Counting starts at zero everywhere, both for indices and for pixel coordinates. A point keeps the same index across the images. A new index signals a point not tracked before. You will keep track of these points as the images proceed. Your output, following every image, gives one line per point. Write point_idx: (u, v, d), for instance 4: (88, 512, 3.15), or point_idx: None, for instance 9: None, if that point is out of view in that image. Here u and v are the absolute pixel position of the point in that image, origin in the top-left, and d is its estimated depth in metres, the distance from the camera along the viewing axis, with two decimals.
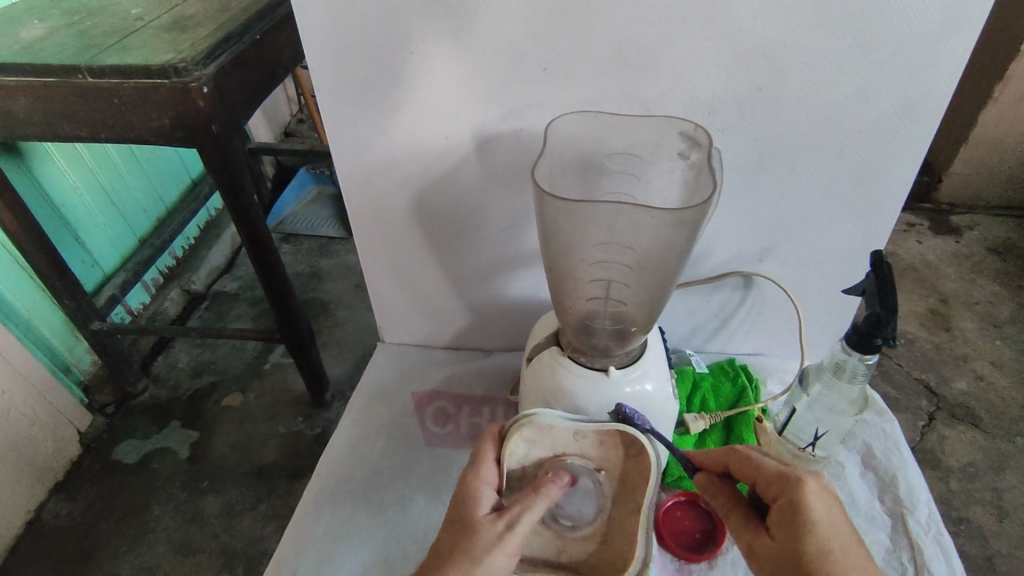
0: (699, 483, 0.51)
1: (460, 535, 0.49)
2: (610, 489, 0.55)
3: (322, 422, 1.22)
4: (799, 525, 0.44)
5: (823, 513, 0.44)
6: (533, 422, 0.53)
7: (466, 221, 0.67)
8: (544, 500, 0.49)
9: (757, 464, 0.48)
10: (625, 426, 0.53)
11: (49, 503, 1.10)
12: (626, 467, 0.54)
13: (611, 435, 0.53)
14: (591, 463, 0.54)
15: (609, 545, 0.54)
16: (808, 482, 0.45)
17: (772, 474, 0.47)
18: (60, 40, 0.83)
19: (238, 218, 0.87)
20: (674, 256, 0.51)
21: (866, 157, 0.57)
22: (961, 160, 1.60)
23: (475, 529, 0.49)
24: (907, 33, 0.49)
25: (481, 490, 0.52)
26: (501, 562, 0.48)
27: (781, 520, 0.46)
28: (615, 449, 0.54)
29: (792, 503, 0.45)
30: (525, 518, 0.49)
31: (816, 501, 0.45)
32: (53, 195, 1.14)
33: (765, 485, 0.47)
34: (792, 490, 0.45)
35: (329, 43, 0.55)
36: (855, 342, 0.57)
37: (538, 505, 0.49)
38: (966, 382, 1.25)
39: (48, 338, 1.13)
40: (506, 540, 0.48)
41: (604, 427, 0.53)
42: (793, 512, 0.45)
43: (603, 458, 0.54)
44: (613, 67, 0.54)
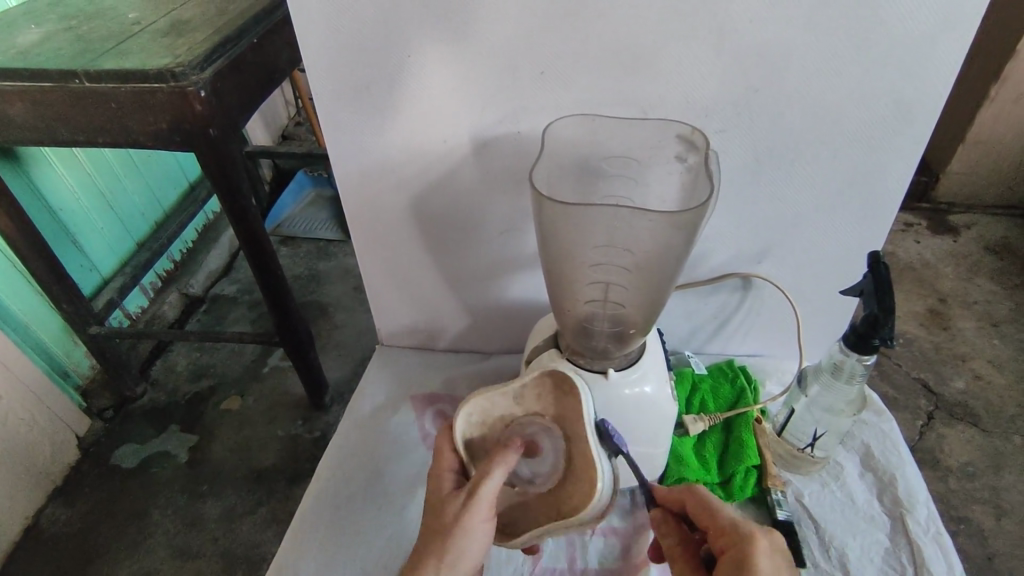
0: (653, 519, 0.52)
1: (431, 522, 0.51)
2: (567, 434, 0.53)
3: (321, 425, 1.22)
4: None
5: (769, 575, 0.44)
6: (477, 398, 0.55)
7: (464, 223, 0.67)
8: (501, 467, 0.50)
9: (716, 512, 0.48)
10: (552, 368, 0.54)
11: (48, 508, 1.10)
12: (567, 405, 0.53)
13: (542, 381, 0.54)
14: (540, 419, 0.54)
15: (575, 481, 0.52)
16: (759, 539, 0.45)
17: (726, 525, 0.47)
18: (57, 44, 0.83)
19: (235, 221, 0.87)
20: (673, 259, 0.51)
21: (862, 158, 0.57)
22: (957, 160, 1.60)
23: (442, 511, 0.50)
24: (903, 35, 0.49)
25: (442, 477, 0.54)
26: (473, 532, 0.49)
27: (724, 571, 0.46)
28: (553, 395, 0.54)
29: (739, 557, 0.45)
30: (483, 485, 0.49)
31: (765, 560, 0.45)
32: (51, 200, 1.14)
33: (719, 535, 0.48)
34: (741, 546, 0.45)
35: (326, 48, 0.55)
36: (853, 342, 0.57)
37: (494, 471, 0.49)
38: (964, 381, 1.26)
39: (46, 343, 1.13)
40: (470, 512, 0.49)
41: (535, 376, 0.54)
42: (738, 566, 0.45)
43: (551, 407, 0.54)
44: (611, 69, 0.54)
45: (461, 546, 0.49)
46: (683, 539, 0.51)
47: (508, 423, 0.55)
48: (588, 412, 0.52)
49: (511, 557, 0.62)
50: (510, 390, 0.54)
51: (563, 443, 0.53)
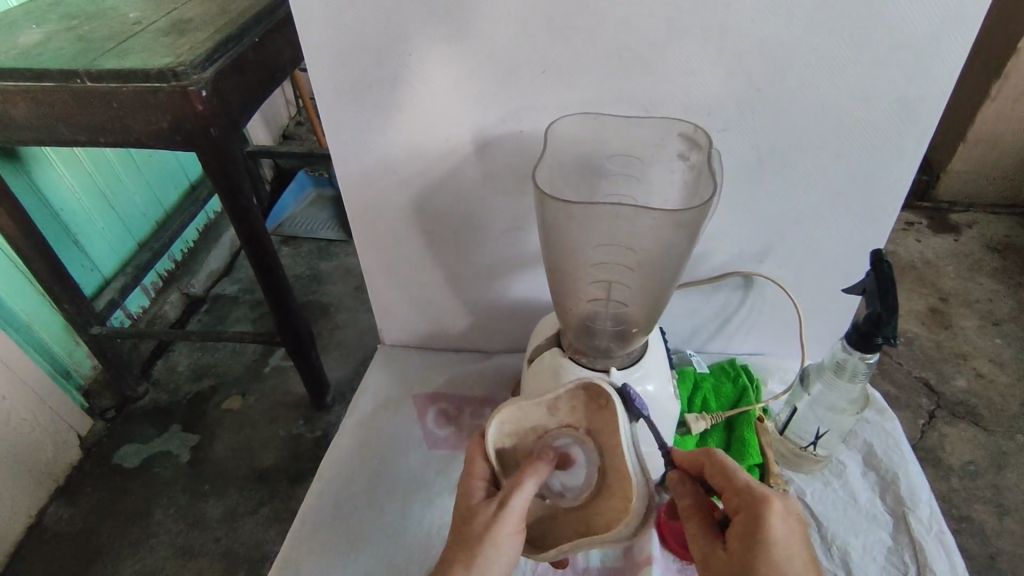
0: (669, 481, 0.51)
1: (460, 529, 0.51)
2: (602, 449, 0.52)
3: (323, 425, 1.22)
4: (759, 542, 0.44)
5: (783, 535, 0.45)
6: (510, 407, 0.54)
7: (466, 222, 0.67)
8: (532, 480, 0.50)
9: (732, 473, 0.48)
10: (587, 379, 0.53)
11: (50, 508, 1.10)
12: (602, 420, 0.52)
13: (577, 395, 0.53)
14: (574, 432, 0.53)
15: (608, 497, 0.51)
16: (774, 501, 0.45)
17: (742, 486, 0.47)
18: (58, 44, 0.83)
19: (237, 220, 0.87)
20: (674, 258, 0.51)
21: (864, 156, 0.57)
22: (958, 158, 1.60)
23: (473, 518, 0.51)
24: (905, 33, 0.49)
25: (473, 484, 0.53)
26: (501, 543, 0.50)
27: (741, 533, 0.46)
28: (587, 408, 0.53)
29: (756, 519, 0.45)
30: (515, 495, 0.50)
31: (779, 521, 0.45)
32: (52, 200, 1.14)
33: (734, 496, 0.47)
34: (757, 508, 0.45)
35: (328, 48, 0.55)
36: (856, 341, 0.57)
37: (525, 483, 0.50)
38: (966, 380, 1.26)
39: (47, 343, 1.13)
40: (502, 522, 0.49)
41: (568, 387, 0.53)
42: (756, 528, 0.45)
43: (586, 420, 0.53)
44: (612, 69, 0.54)
45: (492, 554, 0.49)
46: (698, 499, 0.50)
47: (541, 434, 0.54)
48: (625, 429, 0.51)
49: (514, 557, 0.62)
50: (544, 401, 0.54)
51: (597, 457, 0.52)
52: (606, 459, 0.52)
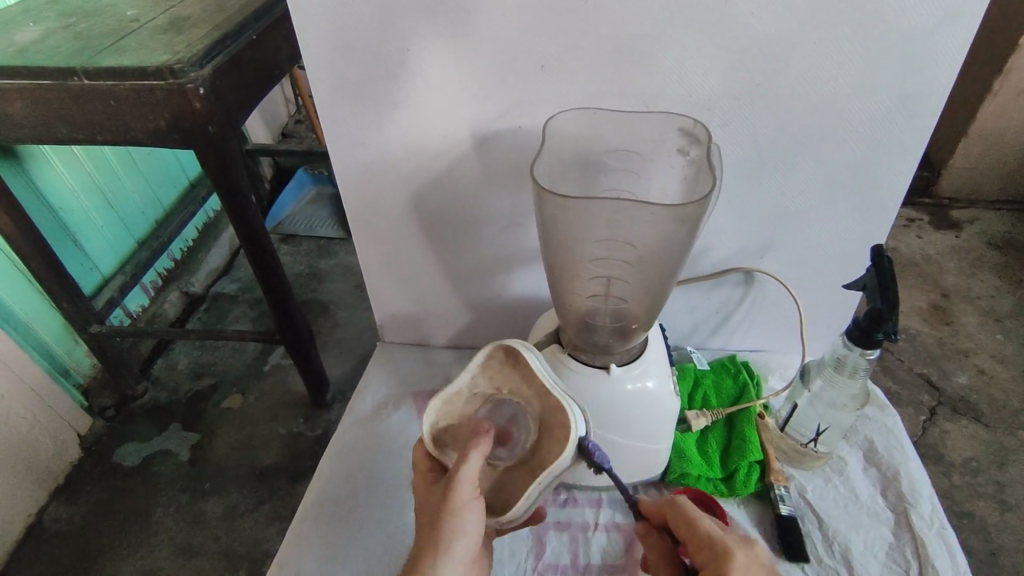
0: (639, 531, 0.53)
1: (421, 523, 0.50)
2: (534, 397, 0.53)
3: (323, 423, 1.22)
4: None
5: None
6: (436, 400, 0.54)
7: (465, 219, 0.67)
8: (477, 450, 0.49)
9: (695, 524, 0.48)
10: (498, 343, 0.55)
11: (50, 507, 1.10)
12: (520, 373, 0.54)
13: (490, 360, 0.55)
14: (501, 397, 0.54)
15: (550, 431, 0.51)
16: (735, 553, 0.45)
17: (705, 538, 0.47)
18: (55, 42, 0.83)
19: (235, 218, 0.87)
20: (675, 253, 0.51)
21: (865, 151, 0.57)
22: (959, 154, 1.60)
23: (432, 506, 0.50)
24: (906, 26, 0.49)
25: (423, 481, 0.53)
26: (463, 520, 0.48)
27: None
28: (506, 371, 0.55)
29: (716, 574, 0.45)
30: (463, 468, 0.48)
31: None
32: (50, 199, 1.13)
33: (699, 550, 0.47)
34: (716, 562, 0.45)
35: (325, 44, 0.55)
36: (857, 337, 0.57)
37: (471, 453, 0.48)
38: (967, 376, 1.25)
39: (46, 342, 1.12)
40: (456, 495, 0.48)
41: (482, 359, 0.55)
42: None
43: (511, 381, 0.54)
44: (611, 64, 0.53)
45: (457, 525, 0.48)
46: (666, 549, 0.52)
47: (471, 412, 0.54)
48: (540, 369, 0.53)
49: (514, 556, 0.61)
50: (463, 381, 0.55)
51: (532, 405, 0.53)
52: (538, 403, 0.53)
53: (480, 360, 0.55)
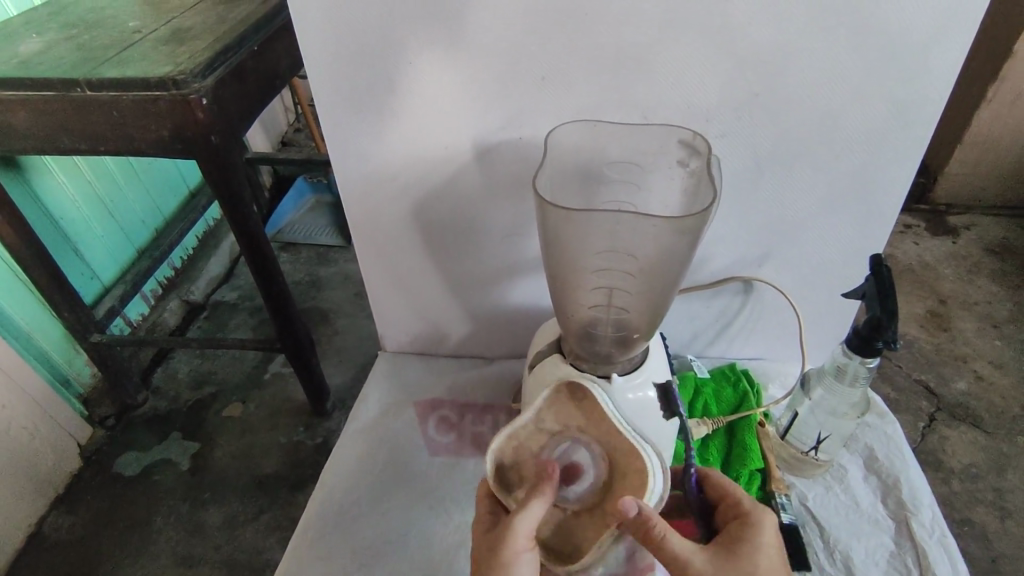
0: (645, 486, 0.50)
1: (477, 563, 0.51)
2: (606, 434, 0.53)
3: (323, 432, 1.22)
4: (749, 536, 0.49)
5: (773, 542, 0.49)
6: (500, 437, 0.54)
7: (466, 229, 0.67)
8: (539, 500, 0.49)
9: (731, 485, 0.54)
10: (568, 378, 0.55)
11: (49, 517, 1.10)
12: (589, 413, 0.54)
13: (557, 396, 0.55)
14: (571, 435, 0.54)
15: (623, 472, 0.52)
16: (768, 512, 0.51)
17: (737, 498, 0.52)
18: (58, 54, 0.83)
19: (237, 228, 0.88)
20: (676, 264, 0.51)
21: (863, 161, 0.57)
22: (955, 161, 1.61)
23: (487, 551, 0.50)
24: (901, 38, 0.50)
25: (483, 522, 0.53)
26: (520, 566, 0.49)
27: (732, 534, 0.50)
28: (573, 408, 0.54)
29: (752, 520, 0.50)
30: (525, 515, 0.49)
31: (772, 529, 0.50)
32: (52, 208, 1.14)
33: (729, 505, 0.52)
34: (752, 513, 0.50)
35: (328, 56, 0.55)
36: (856, 346, 0.57)
37: (533, 502, 0.49)
38: (966, 382, 1.26)
39: (47, 351, 1.13)
40: (513, 543, 0.48)
41: (550, 393, 0.55)
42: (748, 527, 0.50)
43: (583, 417, 0.54)
44: (612, 76, 0.54)
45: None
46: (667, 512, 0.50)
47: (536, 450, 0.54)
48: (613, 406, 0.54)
49: None
50: (528, 418, 0.54)
51: (602, 446, 0.53)
52: (608, 447, 0.53)
53: (548, 394, 0.55)
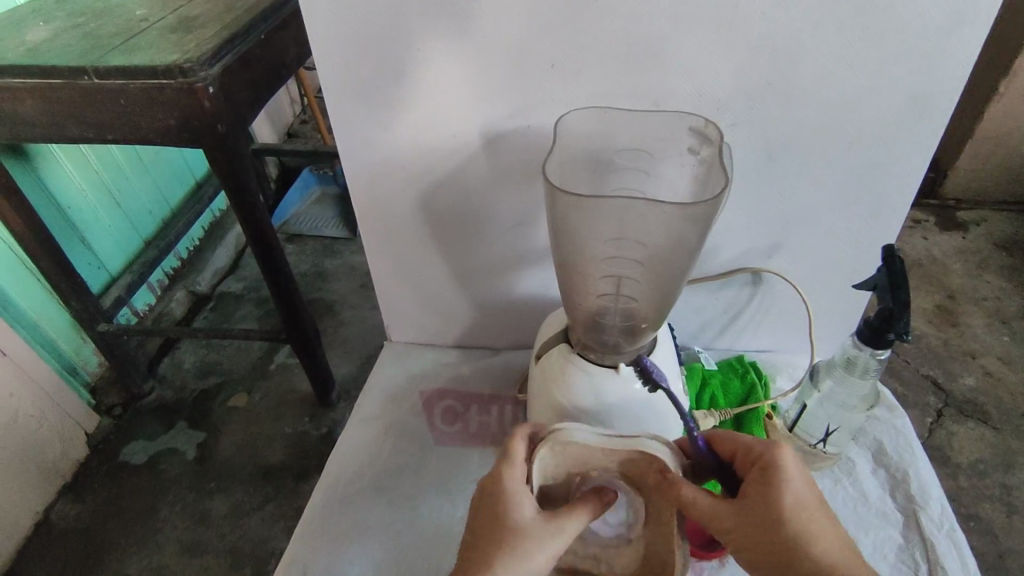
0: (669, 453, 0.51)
1: (502, 533, 0.46)
2: (625, 469, 0.51)
3: (328, 422, 1.22)
4: (773, 482, 0.46)
5: (796, 479, 0.46)
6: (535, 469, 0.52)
7: (474, 218, 0.67)
8: (577, 523, 0.48)
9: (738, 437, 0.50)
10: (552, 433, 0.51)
11: (57, 504, 1.10)
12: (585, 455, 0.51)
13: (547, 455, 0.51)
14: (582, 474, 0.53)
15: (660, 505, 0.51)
16: (784, 447, 0.47)
17: (749, 443, 0.49)
18: (65, 42, 0.83)
19: (244, 217, 0.87)
20: (686, 253, 0.51)
21: (876, 151, 0.57)
22: (964, 156, 1.59)
23: (523, 529, 0.46)
24: (918, 25, 0.49)
25: (516, 489, 0.49)
26: (541, 560, 0.46)
27: (754, 483, 0.47)
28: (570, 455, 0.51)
29: (770, 466, 0.47)
30: (566, 531, 0.48)
31: (792, 464, 0.47)
32: (59, 198, 1.14)
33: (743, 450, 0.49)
34: (767, 458, 0.47)
35: (336, 44, 0.55)
36: (867, 337, 0.56)
37: (575, 521, 0.48)
38: (974, 378, 1.25)
39: (54, 340, 1.13)
40: (548, 545, 0.47)
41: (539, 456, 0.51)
42: (768, 473, 0.47)
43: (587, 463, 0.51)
44: (622, 64, 0.53)
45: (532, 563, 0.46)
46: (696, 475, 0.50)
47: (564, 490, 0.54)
48: (607, 440, 0.50)
49: None
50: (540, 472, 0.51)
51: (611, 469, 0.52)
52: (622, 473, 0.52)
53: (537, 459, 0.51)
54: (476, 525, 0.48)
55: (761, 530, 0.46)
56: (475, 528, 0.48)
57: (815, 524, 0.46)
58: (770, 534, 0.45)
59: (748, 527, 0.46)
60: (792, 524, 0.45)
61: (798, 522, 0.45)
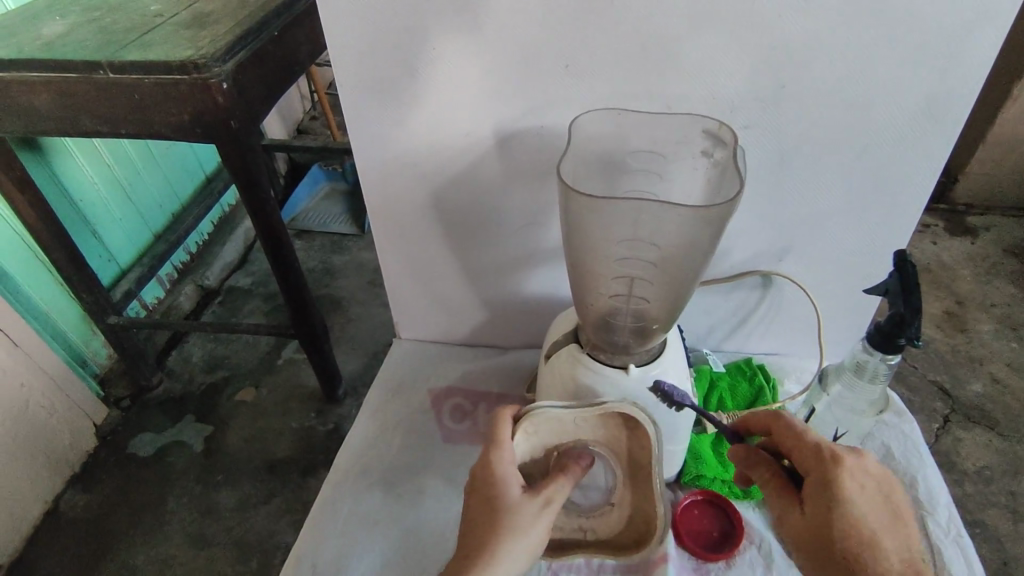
0: (734, 453, 0.52)
1: (497, 516, 0.48)
2: (598, 430, 0.55)
3: (335, 418, 1.23)
4: (829, 498, 0.45)
5: (855, 491, 0.45)
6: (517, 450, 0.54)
7: (485, 217, 0.67)
8: (562, 490, 0.51)
9: (797, 437, 0.49)
10: (528, 409, 0.54)
11: (66, 494, 1.11)
12: (563, 427, 0.55)
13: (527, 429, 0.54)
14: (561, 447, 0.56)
15: (634, 457, 0.56)
16: (843, 460, 0.46)
17: (808, 448, 0.48)
18: (81, 37, 0.83)
19: (254, 214, 0.88)
20: (699, 255, 0.51)
21: (890, 155, 0.57)
22: (975, 161, 1.59)
23: (516, 507, 0.49)
24: (933, 30, 0.49)
25: (504, 471, 0.50)
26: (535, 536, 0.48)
27: (813, 495, 0.46)
28: (547, 426, 0.55)
29: (825, 480, 0.46)
30: (551, 503, 0.50)
31: (850, 479, 0.46)
32: (71, 190, 1.15)
33: (801, 460, 0.48)
34: (827, 469, 0.46)
35: (352, 42, 0.55)
36: (877, 342, 0.56)
37: (559, 490, 0.51)
38: (981, 384, 1.24)
39: (65, 332, 1.14)
40: (537, 518, 0.49)
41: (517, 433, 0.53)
42: (827, 486, 0.46)
43: (563, 429, 0.55)
44: (637, 65, 0.54)
45: (523, 542, 0.48)
46: (763, 470, 0.51)
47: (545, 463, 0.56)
48: (575, 408, 0.54)
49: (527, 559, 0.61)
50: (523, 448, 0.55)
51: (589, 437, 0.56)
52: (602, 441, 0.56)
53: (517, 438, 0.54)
54: (471, 511, 0.50)
55: (818, 544, 0.46)
56: (472, 515, 0.50)
57: (876, 539, 0.45)
58: (825, 549, 0.45)
59: (803, 537, 0.46)
60: (846, 540, 0.44)
61: (853, 539, 0.44)
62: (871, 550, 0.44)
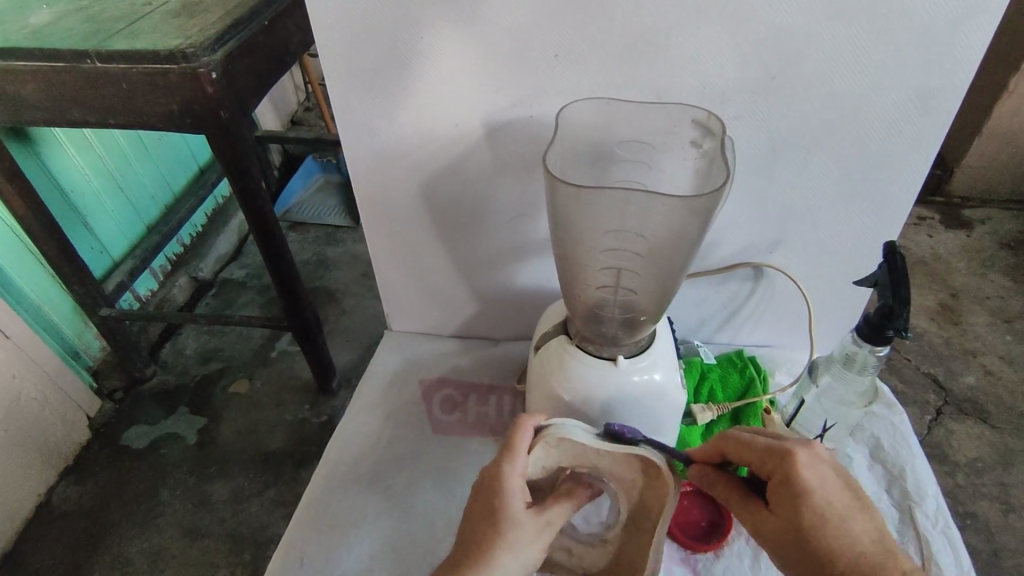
0: (694, 476, 0.52)
1: (496, 526, 0.48)
2: (614, 471, 0.52)
3: (328, 410, 1.23)
4: (795, 497, 0.45)
5: (815, 482, 0.45)
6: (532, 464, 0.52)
7: (475, 210, 0.67)
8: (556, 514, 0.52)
9: (747, 444, 0.49)
10: (550, 429, 0.50)
11: (60, 486, 1.11)
12: (579, 459, 0.52)
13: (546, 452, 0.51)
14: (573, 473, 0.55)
15: (646, 509, 0.53)
16: (799, 454, 0.46)
17: (762, 452, 0.47)
18: (68, 26, 0.83)
19: (245, 205, 0.88)
20: (686, 247, 0.51)
21: (881, 144, 0.56)
22: (972, 153, 1.58)
23: (517, 523, 0.49)
24: (923, 21, 0.48)
25: (513, 485, 0.49)
26: (524, 557, 0.49)
27: (778, 497, 0.46)
28: (560, 454, 0.52)
29: (787, 478, 0.46)
30: (546, 527, 0.51)
31: (809, 471, 0.45)
32: (62, 182, 1.14)
33: (759, 462, 0.48)
34: (785, 468, 0.46)
35: (339, 31, 0.55)
36: (866, 333, 0.56)
37: (554, 514, 0.51)
38: (975, 376, 1.25)
39: (57, 324, 1.14)
40: (530, 539, 0.49)
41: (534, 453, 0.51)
42: (789, 487, 0.45)
43: (582, 459, 0.52)
44: (627, 56, 0.53)
45: (510, 561, 0.48)
46: (726, 483, 0.51)
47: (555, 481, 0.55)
48: (601, 443, 0.50)
49: None
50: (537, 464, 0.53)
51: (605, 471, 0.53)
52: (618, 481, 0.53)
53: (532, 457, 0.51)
54: (473, 514, 0.50)
55: (791, 544, 0.46)
56: (473, 517, 0.50)
57: (848, 526, 0.45)
58: (797, 548, 0.45)
59: (781, 543, 0.46)
60: (820, 537, 0.44)
61: (824, 534, 0.44)
62: (842, 538, 0.44)
